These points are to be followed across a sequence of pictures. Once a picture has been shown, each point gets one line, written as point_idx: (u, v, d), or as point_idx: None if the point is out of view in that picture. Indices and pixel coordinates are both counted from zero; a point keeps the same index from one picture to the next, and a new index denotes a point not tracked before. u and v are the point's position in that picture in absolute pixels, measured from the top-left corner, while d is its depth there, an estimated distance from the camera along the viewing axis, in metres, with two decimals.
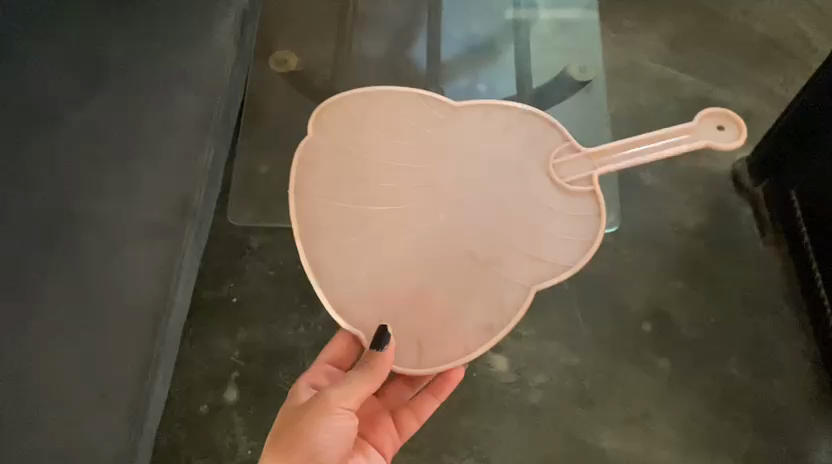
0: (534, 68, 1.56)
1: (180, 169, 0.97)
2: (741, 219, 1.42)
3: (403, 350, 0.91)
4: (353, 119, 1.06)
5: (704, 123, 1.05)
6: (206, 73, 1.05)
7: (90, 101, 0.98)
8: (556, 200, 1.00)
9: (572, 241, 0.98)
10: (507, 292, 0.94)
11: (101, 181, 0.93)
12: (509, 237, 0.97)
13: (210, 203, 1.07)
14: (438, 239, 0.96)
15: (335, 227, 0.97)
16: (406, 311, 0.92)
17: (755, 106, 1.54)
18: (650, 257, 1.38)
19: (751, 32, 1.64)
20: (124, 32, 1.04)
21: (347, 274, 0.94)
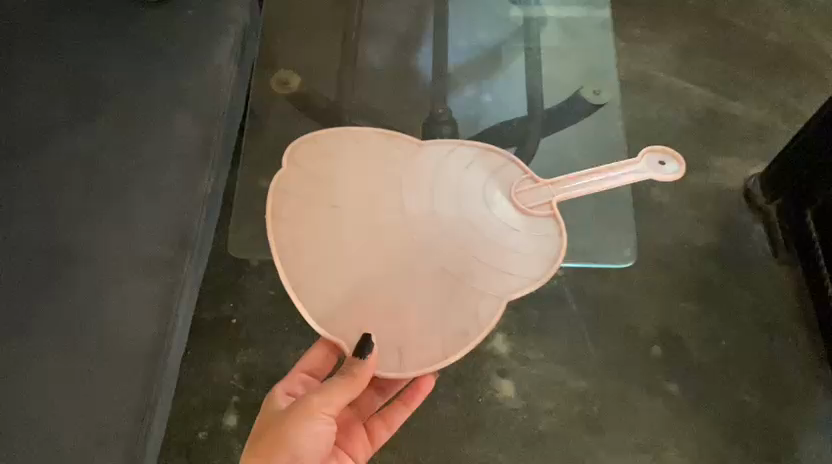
0: (545, 86, 1.51)
1: (178, 198, 0.93)
2: (753, 237, 1.38)
3: (385, 357, 0.96)
4: (325, 151, 1.13)
5: (647, 160, 1.20)
6: (206, 96, 1.00)
7: (85, 127, 0.94)
8: (518, 222, 1.10)
9: (535, 257, 1.07)
10: (482, 302, 1.02)
11: (98, 213, 0.90)
12: (477, 256, 1.06)
13: (210, 229, 1.03)
14: (410, 261, 1.03)
15: (313, 247, 1.03)
16: (384, 323, 0.98)
17: (767, 120, 1.50)
18: (659, 277, 1.35)
19: (763, 42, 1.59)
20: (120, 53, 1.00)
21: (326, 290, 1.00)
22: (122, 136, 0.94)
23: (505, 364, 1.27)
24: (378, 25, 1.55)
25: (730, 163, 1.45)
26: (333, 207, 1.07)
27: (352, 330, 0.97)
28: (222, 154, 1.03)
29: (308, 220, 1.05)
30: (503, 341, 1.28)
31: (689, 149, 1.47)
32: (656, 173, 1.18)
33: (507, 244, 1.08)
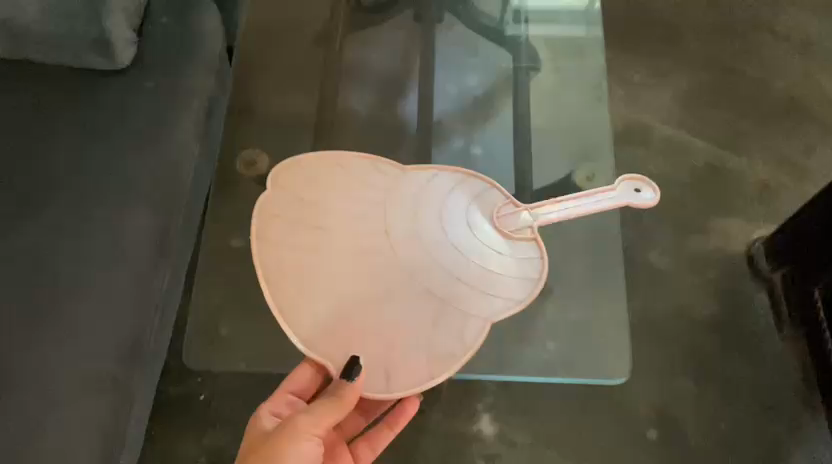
0: (537, 155, 1.35)
1: (128, 303, 0.85)
2: (757, 309, 1.30)
3: (370, 378, 0.91)
4: (304, 168, 1.06)
5: (623, 187, 1.14)
6: (164, 182, 0.91)
7: (28, 222, 0.86)
8: (505, 247, 1.04)
9: (524, 280, 1.02)
10: (468, 326, 0.97)
11: (36, 321, 0.81)
12: (464, 278, 1.00)
13: (163, 325, 0.97)
14: (393, 283, 0.98)
15: (295, 267, 0.98)
16: (367, 343, 0.93)
17: (773, 178, 1.40)
18: (656, 353, 1.27)
19: (771, 89, 1.49)
20: (69, 134, 0.91)
21: (307, 310, 0.95)
22: (69, 232, 0.86)
23: (493, 448, 1.19)
24: (363, 66, 1.42)
25: (733, 225, 1.36)
26: (315, 226, 1.01)
27: (336, 351, 0.92)
28: (178, 243, 0.95)
29: (290, 239, 1.00)
30: (490, 421, 1.20)
31: (689, 210, 1.38)
32: (633, 199, 1.12)
33: (495, 269, 1.02)
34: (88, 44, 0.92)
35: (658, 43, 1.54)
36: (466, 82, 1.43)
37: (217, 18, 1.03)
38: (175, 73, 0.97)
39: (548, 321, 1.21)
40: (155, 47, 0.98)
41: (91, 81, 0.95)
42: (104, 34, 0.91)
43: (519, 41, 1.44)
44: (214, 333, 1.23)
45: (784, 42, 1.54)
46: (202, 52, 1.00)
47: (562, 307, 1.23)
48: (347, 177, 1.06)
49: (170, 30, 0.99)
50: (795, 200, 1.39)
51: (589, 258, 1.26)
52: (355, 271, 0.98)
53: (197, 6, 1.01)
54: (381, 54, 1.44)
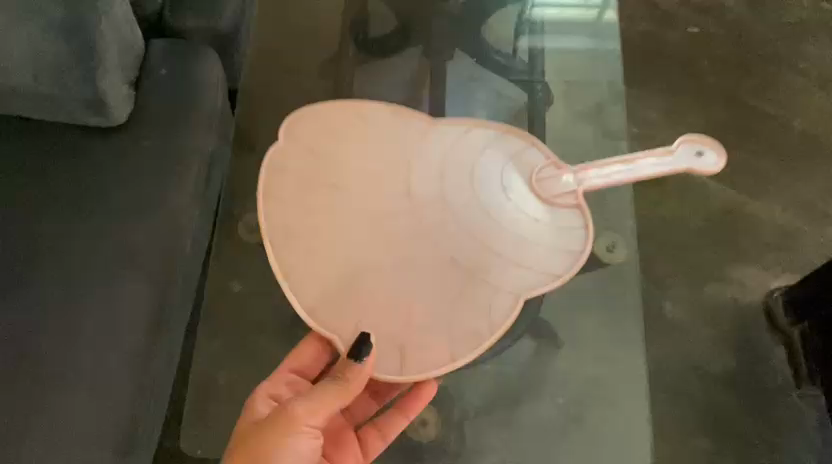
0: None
1: (123, 388, 0.85)
2: (773, 362, 1.26)
3: (383, 359, 0.85)
4: (323, 121, 0.96)
5: (685, 148, 1.03)
6: (161, 257, 0.90)
7: (28, 302, 0.86)
8: (540, 210, 0.96)
9: (558, 252, 0.94)
10: (496, 300, 0.89)
11: (34, 409, 0.82)
12: (494, 246, 0.92)
13: (164, 394, 0.96)
14: (415, 252, 0.90)
15: (306, 230, 0.90)
16: (383, 318, 0.86)
17: (791, 224, 1.36)
18: (670, 408, 1.22)
19: (790, 129, 1.44)
20: (68, 206, 0.91)
21: (317, 273, 0.88)
22: (66, 310, 0.86)
23: None
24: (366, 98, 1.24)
25: (750, 273, 1.32)
26: (330, 184, 0.92)
27: (347, 325, 0.86)
28: (177, 315, 0.94)
29: (302, 202, 0.91)
30: None
31: (705, 256, 1.32)
32: (694, 164, 1.01)
33: (525, 235, 0.94)
34: (82, 105, 0.89)
35: (674, 78, 1.48)
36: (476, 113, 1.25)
37: (218, 67, 0.99)
38: (173, 131, 0.94)
39: (561, 373, 1.15)
40: (153, 103, 0.95)
41: (88, 143, 0.94)
42: (97, 96, 0.88)
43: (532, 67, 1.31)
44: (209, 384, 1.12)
45: (803, 77, 1.49)
46: (202, 105, 0.96)
47: (574, 359, 1.15)
48: (369, 126, 0.96)
49: (169, 82, 0.96)
50: (814, 248, 1.34)
51: (605, 310, 1.17)
52: (372, 233, 0.91)
53: (197, 54, 0.98)
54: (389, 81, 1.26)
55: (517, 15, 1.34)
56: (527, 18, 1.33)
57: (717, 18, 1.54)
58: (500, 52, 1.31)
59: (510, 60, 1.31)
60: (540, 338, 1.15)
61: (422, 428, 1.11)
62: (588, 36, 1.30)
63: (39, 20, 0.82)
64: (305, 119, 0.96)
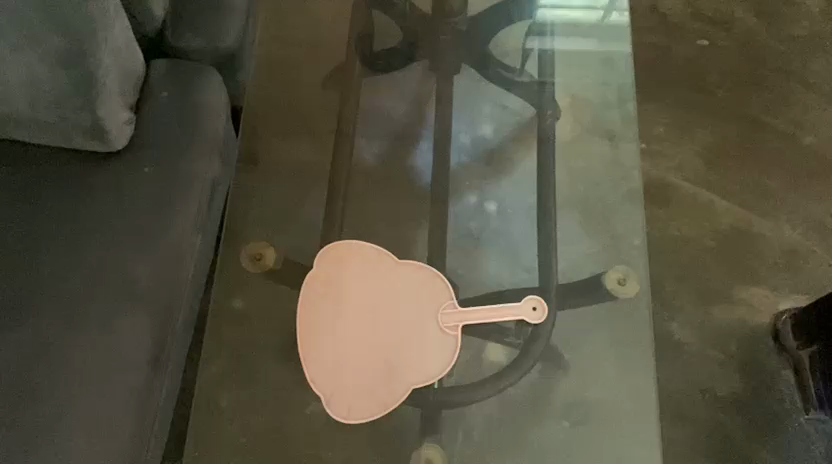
0: (560, 228, 1.24)
1: (123, 425, 0.83)
2: (782, 387, 1.23)
3: (340, 391, 0.95)
4: (344, 260, 1.02)
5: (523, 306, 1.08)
6: (161, 287, 0.89)
7: (20, 330, 0.84)
8: (436, 360, 0.97)
9: (438, 363, 0.97)
10: (392, 398, 0.95)
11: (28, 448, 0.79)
12: (398, 367, 0.96)
13: (164, 425, 0.94)
14: (356, 361, 0.95)
15: (314, 327, 0.97)
16: (345, 378, 0.95)
17: (801, 243, 1.34)
18: (676, 433, 1.20)
19: (800, 146, 1.42)
20: (65, 233, 0.88)
21: (318, 363, 0.96)
22: (62, 344, 0.84)
23: None
24: (375, 111, 1.27)
25: (757, 293, 1.30)
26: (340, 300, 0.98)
27: (322, 365, 0.95)
28: (177, 343, 0.92)
29: (318, 305, 0.98)
30: None
31: (713, 277, 1.31)
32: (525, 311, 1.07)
33: (416, 360, 0.97)
34: (81, 131, 0.88)
35: (683, 92, 1.46)
36: (483, 127, 1.30)
37: (220, 88, 0.97)
38: (174, 156, 0.92)
39: (565, 397, 1.12)
40: (153, 126, 0.93)
41: (87, 168, 0.92)
42: (97, 122, 0.86)
43: (542, 74, 1.29)
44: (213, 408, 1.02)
45: (815, 93, 1.47)
46: (204, 128, 0.95)
47: (579, 382, 1.12)
48: (374, 259, 1.02)
49: (171, 104, 0.94)
50: (824, 269, 1.32)
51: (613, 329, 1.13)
52: (338, 351, 0.96)
53: (199, 74, 0.96)
54: (394, 95, 1.28)
55: (527, 25, 1.32)
56: (538, 21, 1.31)
57: (728, 31, 1.52)
58: (506, 65, 1.30)
59: (517, 74, 1.30)
60: (546, 361, 1.12)
61: None
62: (599, 40, 1.23)
63: (37, 50, 0.80)
64: (335, 258, 1.02)
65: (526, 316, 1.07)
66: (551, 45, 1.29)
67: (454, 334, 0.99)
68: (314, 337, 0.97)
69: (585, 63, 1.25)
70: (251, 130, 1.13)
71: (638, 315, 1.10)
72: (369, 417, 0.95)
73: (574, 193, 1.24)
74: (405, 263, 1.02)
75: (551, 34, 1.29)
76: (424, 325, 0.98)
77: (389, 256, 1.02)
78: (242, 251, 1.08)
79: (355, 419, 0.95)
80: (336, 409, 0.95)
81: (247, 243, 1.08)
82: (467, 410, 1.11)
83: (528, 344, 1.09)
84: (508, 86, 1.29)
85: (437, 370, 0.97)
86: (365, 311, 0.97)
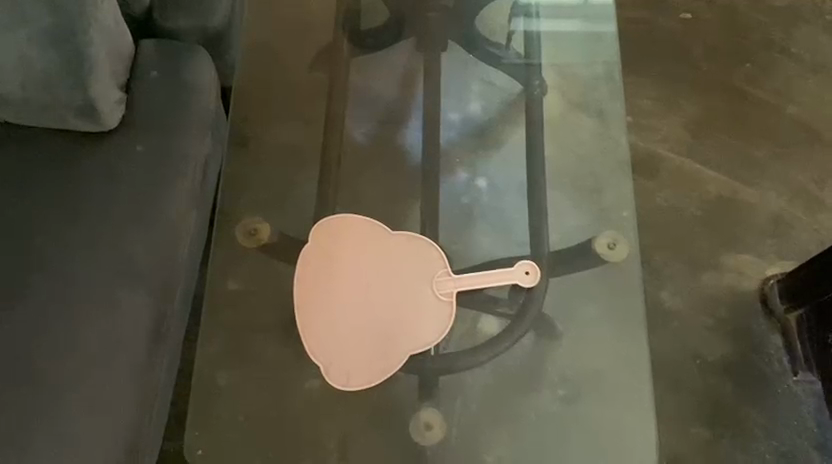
0: (550, 200, 1.25)
1: (124, 401, 0.84)
2: (771, 351, 1.26)
3: (338, 358, 0.97)
4: (336, 234, 1.03)
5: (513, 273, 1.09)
6: (157, 263, 0.89)
7: (18, 308, 0.85)
8: (435, 326, 0.99)
9: (436, 328, 0.99)
10: (393, 363, 0.97)
11: (32, 424, 0.80)
12: (398, 334, 0.97)
13: (165, 401, 0.95)
14: (354, 330, 0.97)
15: (310, 300, 0.99)
16: (342, 346, 0.97)
17: (786, 210, 1.36)
18: (668, 399, 1.22)
19: (783, 115, 1.44)
20: (59, 212, 0.89)
21: (315, 334, 0.98)
22: (61, 322, 0.85)
23: None
24: (363, 91, 1.27)
25: (744, 260, 1.32)
26: (334, 273, 0.99)
27: (318, 335, 0.97)
28: (175, 319, 0.93)
29: (312, 279, 1.00)
30: None
31: (701, 245, 1.33)
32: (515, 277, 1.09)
33: (416, 326, 0.98)
34: (72, 111, 0.88)
35: (668, 65, 1.47)
36: (471, 105, 1.32)
37: (210, 66, 0.98)
38: (166, 134, 0.93)
39: (558, 369, 1.11)
40: (145, 106, 0.94)
41: (80, 148, 0.92)
42: (88, 102, 0.87)
43: (529, 56, 1.30)
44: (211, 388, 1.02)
45: (797, 62, 1.49)
46: (195, 106, 0.95)
47: (573, 354, 1.12)
48: (365, 232, 1.03)
49: (161, 83, 0.95)
50: (808, 236, 1.34)
51: (606, 300, 1.13)
52: (335, 323, 0.97)
53: (188, 53, 0.96)
54: (382, 76, 1.27)
55: (513, 5, 1.31)
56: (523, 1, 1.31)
57: (710, 4, 1.53)
58: (494, 43, 1.30)
59: (504, 51, 1.30)
60: (540, 332, 1.13)
61: (427, 431, 1.08)
62: (582, 21, 1.26)
63: (27, 28, 0.80)
64: (328, 232, 1.03)
65: (518, 280, 1.09)
66: (537, 27, 1.30)
67: (448, 300, 1.00)
68: (310, 309, 0.98)
69: (571, 44, 1.26)
70: (242, 116, 1.14)
71: (628, 281, 1.13)
72: (369, 383, 0.97)
73: (561, 164, 1.25)
74: (397, 234, 1.03)
75: (537, 16, 1.30)
76: (418, 294, 0.99)
77: (382, 229, 1.04)
78: (238, 230, 1.09)
79: (354, 386, 0.97)
80: (335, 379, 0.97)
81: (241, 220, 1.09)
82: (464, 378, 1.13)
83: (519, 316, 1.11)
84: (496, 63, 1.29)
85: (432, 336, 0.98)
86: (359, 282, 0.98)
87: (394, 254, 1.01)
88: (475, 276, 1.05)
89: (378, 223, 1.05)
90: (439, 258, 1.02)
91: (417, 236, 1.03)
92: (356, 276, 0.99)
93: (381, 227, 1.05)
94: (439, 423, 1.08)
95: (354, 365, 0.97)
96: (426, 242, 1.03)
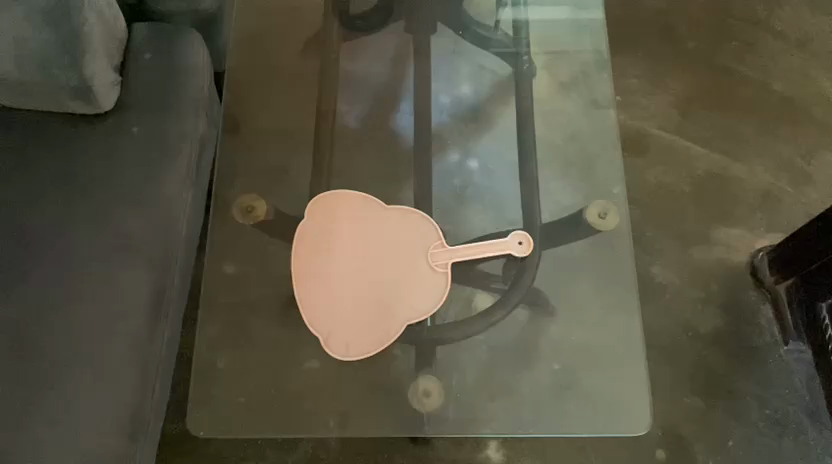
0: (544, 184, 1.25)
1: (126, 374, 0.86)
2: (761, 321, 1.28)
3: (337, 329, 1.00)
4: (332, 209, 1.05)
5: (509, 243, 1.08)
6: (156, 241, 0.91)
7: (18, 285, 0.86)
8: (433, 295, 1.01)
9: (431, 298, 1.01)
10: (391, 333, 0.99)
11: (35, 396, 0.81)
12: (395, 304, 1.00)
13: (166, 378, 0.97)
14: (351, 301, 0.99)
15: (307, 273, 1.01)
16: (340, 317, 0.99)
17: (774, 184, 1.38)
18: (662, 370, 1.24)
19: (770, 91, 1.46)
20: (57, 191, 0.90)
21: (313, 306, 1.00)
22: (62, 298, 0.86)
23: None
24: (354, 78, 1.26)
25: (734, 234, 1.34)
26: (331, 247, 1.01)
27: (317, 307, 0.99)
28: (174, 296, 0.95)
29: (309, 253, 1.02)
30: (498, 448, 1.17)
31: (691, 220, 1.34)
32: (510, 248, 1.07)
33: (413, 296, 1.00)
34: (67, 92, 0.89)
35: (654, 45, 1.49)
36: (461, 87, 1.32)
37: (203, 50, 1.00)
38: (161, 115, 0.95)
39: (554, 342, 1.12)
40: (139, 87, 0.95)
41: (76, 130, 0.93)
42: (82, 81, 0.88)
43: (517, 46, 1.29)
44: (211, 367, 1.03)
45: (782, 39, 1.51)
46: (188, 87, 0.97)
47: (568, 328, 1.13)
48: (359, 207, 1.05)
49: (155, 64, 0.96)
50: (795, 208, 1.36)
51: (597, 276, 1.15)
52: (333, 295, 0.99)
53: (181, 36, 0.98)
54: (374, 56, 1.26)
55: None
56: None
57: None
58: (482, 25, 1.31)
59: (493, 32, 1.31)
60: (532, 305, 1.13)
61: (425, 399, 1.05)
62: (572, 10, 1.28)
63: (23, 6, 0.82)
64: (324, 208, 1.05)
65: (512, 250, 1.08)
66: (525, 16, 1.31)
67: (444, 271, 1.02)
68: (310, 282, 1.01)
69: (557, 29, 1.28)
70: (235, 99, 1.14)
71: (619, 252, 1.13)
72: (368, 353, 0.99)
73: (552, 150, 1.26)
74: (392, 208, 1.05)
75: (524, 5, 1.31)
76: (413, 265, 1.02)
77: (377, 203, 1.06)
78: (234, 206, 1.09)
79: (353, 356, 0.99)
80: (334, 348, 1.00)
81: (237, 198, 1.10)
82: (458, 347, 1.10)
83: (511, 289, 1.10)
84: (486, 45, 1.30)
85: (429, 306, 1.01)
86: (355, 254, 1.01)
87: (389, 228, 1.04)
88: (470, 248, 1.04)
89: (373, 199, 1.08)
90: (434, 230, 1.05)
91: (411, 211, 1.06)
92: (353, 249, 1.01)
93: (376, 201, 1.07)
94: (437, 392, 1.05)
95: (353, 335, 1.00)
96: (420, 215, 1.05)
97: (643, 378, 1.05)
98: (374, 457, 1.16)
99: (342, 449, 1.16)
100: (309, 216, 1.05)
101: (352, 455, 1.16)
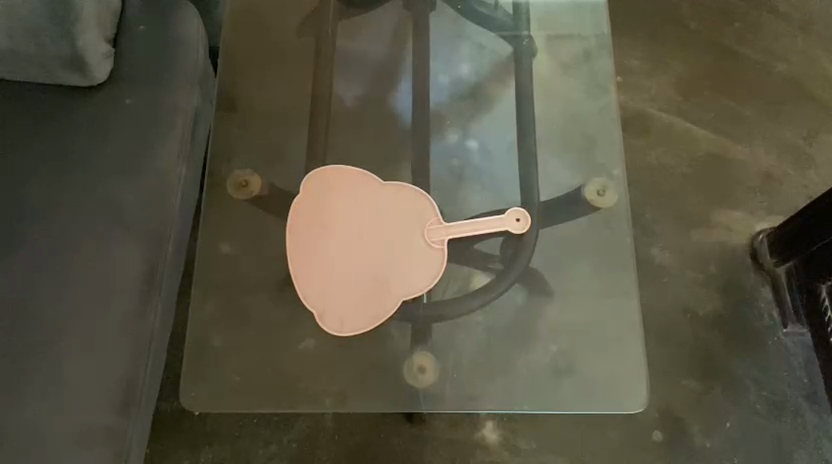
0: (543, 164, 1.21)
1: (119, 347, 0.85)
2: (761, 304, 1.27)
3: (332, 305, 0.99)
4: (327, 185, 1.05)
5: (506, 219, 1.06)
6: (150, 213, 0.91)
7: (10, 257, 0.85)
8: (430, 271, 1.00)
9: (427, 274, 1.00)
10: (386, 309, 0.99)
11: (27, 368, 0.81)
12: (389, 280, 0.99)
13: (159, 354, 0.97)
14: (346, 276, 0.99)
15: (304, 250, 1.01)
16: (335, 293, 0.99)
17: (775, 167, 1.37)
18: (659, 352, 1.23)
19: (772, 73, 1.44)
20: (50, 162, 0.89)
21: (308, 283, 1.00)
22: (55, 269, 0.85)
23: (495, 454, 1.15)
24: (348, 54, 1.23)
25: (734, 216, 1.33)
26: (325, 224, 1.02)
27: (314, 283, 1.00)
28: (168, 271, 0.95)
29: (306, 230, 1.02)
30: (494, 429, 1.17)
31: (692, 201, 1.33)
32: (508, 224, 1.06)
33: (409, 273, 1.00)
34: (60, 63, 0.89)
35: (656, 25, 1.47)
36: (461, 67, 1.29)
37: (196, 21, 0.99)
38: (155, 87, 0.94)
39: (550, 324, 1.10)
40: (133, 61, 0.95)
41: (69, 102, 0.92)
42: (75, 50, 0.88)
43: (517, 26, 1.26)
44: (205, 345, 1.03)
45: (786, 20, 1.49)
46: (182, 61, 0.96)
47: (565, 310, 1.11)
48: (354, 184, 1.05)
49: (147, 38, 0.96)
50: (797, 191, 1.35)
51: (596, 258, 1.13)
52: (328, 271, 1.00)
53: (175, 8, 0.98)
54: (372, 37, 1.25)
55: None
56: None
57: None
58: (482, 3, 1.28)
59: (493, 10, 1.28)
60: (530, 288, 1.13)
61: (420, 375, 1.04)
62: None
63: None
64: (320, 183, 1.05)
65: (508, 227, 1.06)
66: None
67: (440, 248, 1.02)
68: (305, 259, 1.01)
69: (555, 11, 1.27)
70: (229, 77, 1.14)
71: (616, 227, 1.13)
72: (362, 329, 0.99)
73: (549, 131, 1.23)
74: (388, 184, 1.05)
75: None
76: (409, 239, 1.01)
77: (373, 179, 1.06)
78: (229, 184, 1.08)
79: (348, 332, 0.99)
80: (329, 324, 0.99)
81: (231, 175, 1.09)
82: (460, 322, 1.10)
83: (508, 268, 1.09)
84: (486, 23, 1.27)
85: (423, 282, 1.00)
86: (350, 231, 1.01)
87: (384, 205, 1.03)
88: (466, 224, 1.03)
89: (369, 175, 1.07)
90: (430, 207, 1.04)
91: (408, 187, 1.05)
92: (349, 223, 1.01)
93: (372, 177, 1.06)
94: (431, 368, 1.05)
95: (347, 311, 0.99)
96: (416, 191, 1.04)
97: (638, 358, 1.05)
98: (370, 436, 1.15)
99: (338, 428, 1.16)
100: (305, 193, 1.05)
101: (348, 434, 1.15)
